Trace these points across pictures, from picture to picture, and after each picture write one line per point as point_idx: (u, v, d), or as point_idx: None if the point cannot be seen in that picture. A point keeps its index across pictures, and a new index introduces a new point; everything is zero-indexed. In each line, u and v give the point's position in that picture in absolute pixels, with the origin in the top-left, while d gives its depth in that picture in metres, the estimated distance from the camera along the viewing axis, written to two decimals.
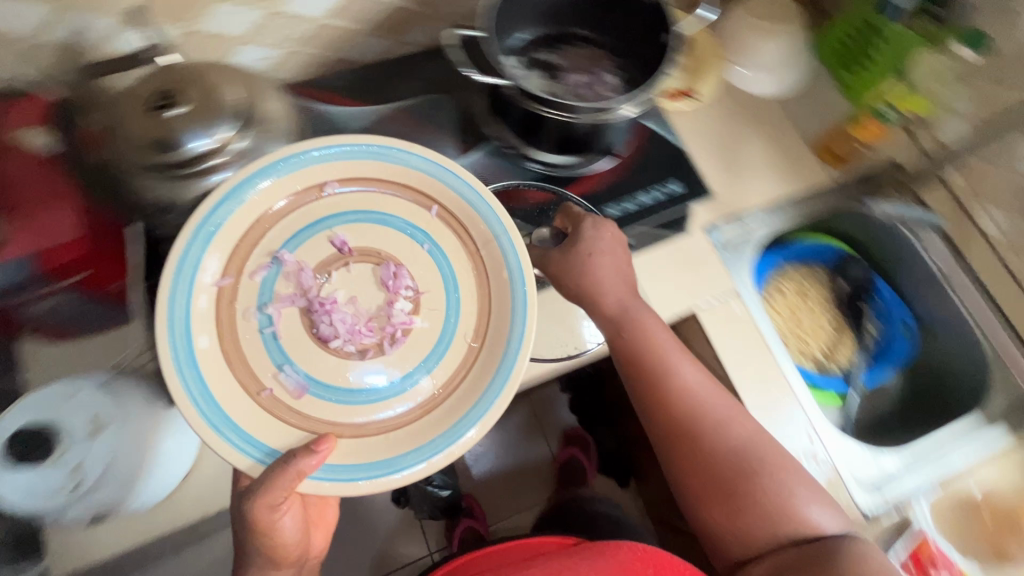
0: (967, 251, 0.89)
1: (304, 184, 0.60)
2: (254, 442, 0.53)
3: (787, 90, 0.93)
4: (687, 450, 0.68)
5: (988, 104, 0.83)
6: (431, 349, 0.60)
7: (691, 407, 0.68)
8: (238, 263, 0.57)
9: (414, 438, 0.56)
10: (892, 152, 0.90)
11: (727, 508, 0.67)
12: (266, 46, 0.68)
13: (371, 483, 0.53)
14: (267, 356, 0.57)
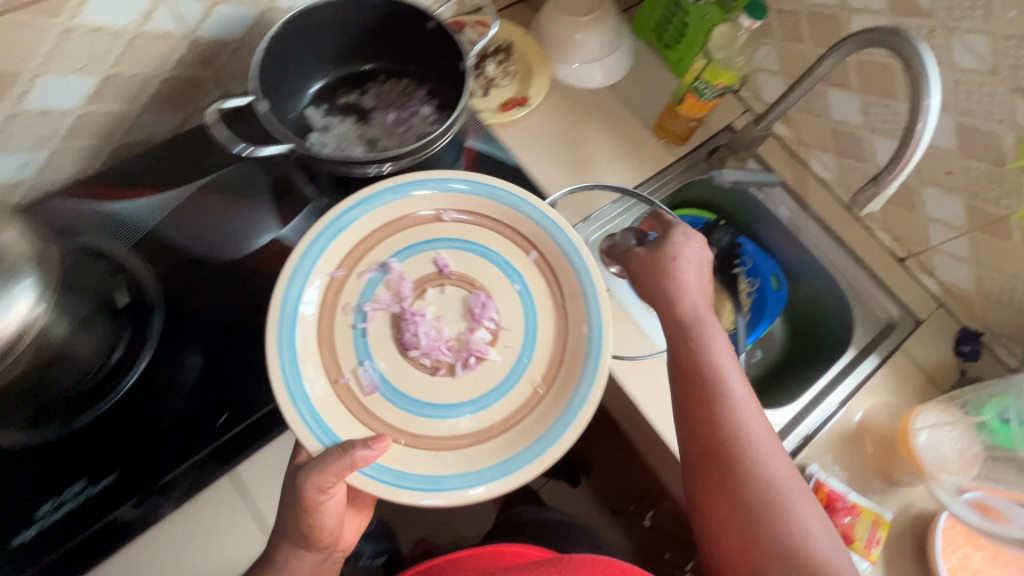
0: (808, 196, 0.92)
1: (430, 206, 0.67)
2: (323, 426, 0.56)
3: (615, 77, 0.95)
4: (717, 460, 0.59)
5: (789, 60, 0.85)
6: (501, 382, 0.63)
7: (728, 412, 0.60)
8: (352, 261, 0.63)
9: (486, 455, 0.59)
10: (725, 118, 0.93)
11: (749, 550, 0.56)
12: (23, 152, 0.62)
13: (413, 495, 0.54)
14: (353, 349, 0.61)
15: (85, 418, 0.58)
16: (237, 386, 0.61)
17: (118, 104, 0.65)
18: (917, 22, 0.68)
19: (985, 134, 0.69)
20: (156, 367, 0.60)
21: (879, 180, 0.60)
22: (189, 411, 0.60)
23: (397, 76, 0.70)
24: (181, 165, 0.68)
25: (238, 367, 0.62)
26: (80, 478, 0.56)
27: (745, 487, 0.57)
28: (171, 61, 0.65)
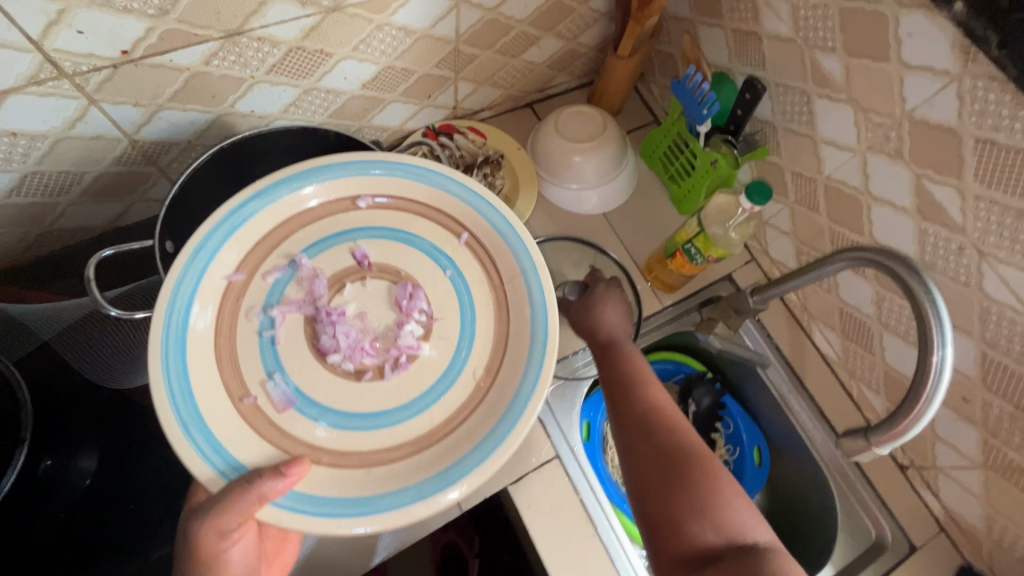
0: (805, 372, 0.81)
1: (339, 191, 0.57)
2: (222, 451, 0.48)
3: (612, 204, 0.87)
4: (647, 444, 0.58)
5: (801, 225, 0.76)
6: (430, 385, 0.54)
7: (651, 401, 0.60)
8: (253, 262, 0.54)
9: (412, 471, 0.51)
10: (729, 268, 0.85)
11: (676, 493, 0.54)
12: None
13: (346, 524, 0.47)
14: (259, 360, 0.52)
15: None
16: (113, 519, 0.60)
17: (43, 196, 0.60)
18: (944, 233, 0.59)
19: (1012, 376, 0.58)
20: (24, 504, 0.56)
21: (869, 436, 0.50)
22: (53, 542, 0.58)
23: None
24: (126, 276, 0.67)
25: (125, 499, 0.61)
26: None
27: (672, 466, 0.56)
28: (108, 159, 0.60)
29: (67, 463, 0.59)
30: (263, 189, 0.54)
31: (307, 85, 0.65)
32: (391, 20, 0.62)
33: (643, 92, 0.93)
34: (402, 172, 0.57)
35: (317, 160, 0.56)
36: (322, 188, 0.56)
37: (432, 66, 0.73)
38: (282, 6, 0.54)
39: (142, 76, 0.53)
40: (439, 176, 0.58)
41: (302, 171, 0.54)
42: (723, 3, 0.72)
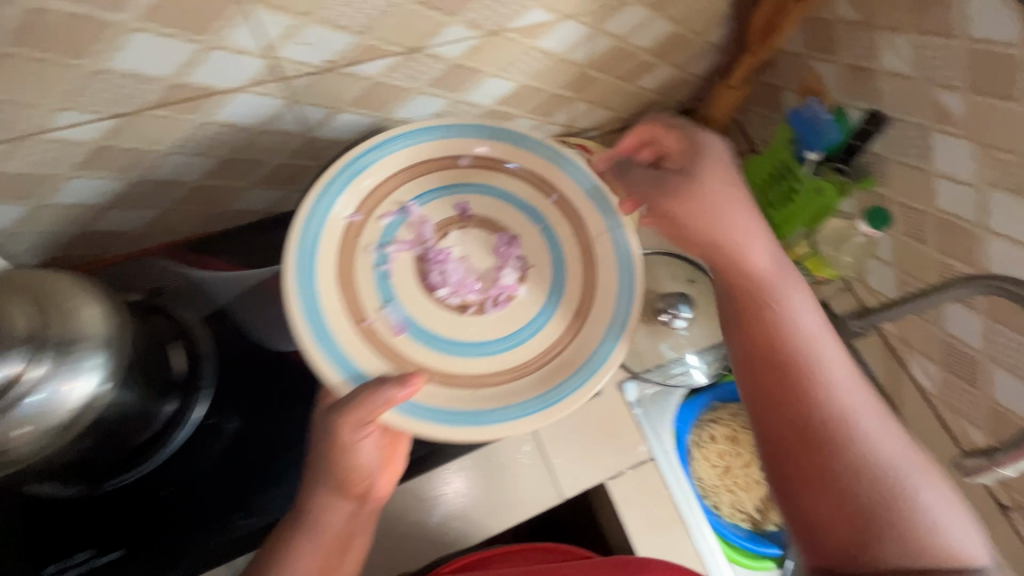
0: (902, 402, 0.82)
1: (445, 151, 0.66)
2: (347, 362, 0.55)
3: None
4: (812, 446, 0.58)
5: (905, 255, 0.78)
6: (522, 322, 0.63)
7: (818, 396, 0.58)
8: (370, 205, 0.62)
9: (506, 394, 0.58)
10: (825, 294, 0.87)
11: (833, 503, 0.56)
12: (136, 210, 0.67)
13: (459, 431, 0.54)
14: (374, 291, 0.60)
15: (113, 483, 0.57)
16: (248, 476, 0.60)
17: (228, 180, 0.69)
18: None
19: None
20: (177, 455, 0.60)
21: (993, 457, 0.52)
22: (172, 503, 0.58)
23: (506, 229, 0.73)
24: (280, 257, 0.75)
25: (259, 460, 0.61)
26: (91, 546, 0.55)
27: (839, 468, 0.56)
28: (285, 152, 0.69)
29: (215, 424, 0.62)
30: (383, 142, 0.63)
31: (454, 98, 0.73)
32: (537, 45, 0.70)
33: (742, 122, 0.97)
34: (500, 137, 0.67)
35: (425, 124, 0.65)
36: (432, 146, 0.65)
37: (559, 86, 0.80)
38: (456, 28, 0.62)
39: (334, 82, 0.62)
40: (532, 143, 0.68)
41: (417, 129, 0.64)
42: (841, 43, 0.76)
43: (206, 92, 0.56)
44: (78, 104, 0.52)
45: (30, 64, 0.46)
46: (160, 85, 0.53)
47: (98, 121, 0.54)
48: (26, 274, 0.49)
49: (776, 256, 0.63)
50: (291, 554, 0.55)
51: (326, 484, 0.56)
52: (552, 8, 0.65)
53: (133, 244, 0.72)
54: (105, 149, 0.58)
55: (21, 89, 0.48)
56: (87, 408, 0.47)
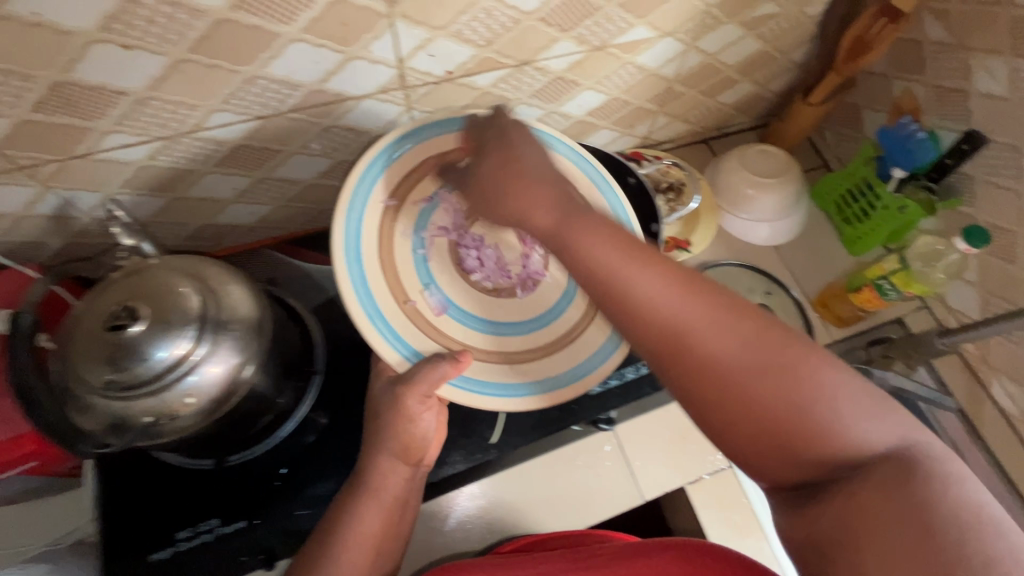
0: (982, 424, 0.80)
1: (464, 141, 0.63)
2: (403, 339, 0.56)
3: (783, 237, 0.91)
4: (714, 388, 0.43)
5: (991, 274, 0.77)
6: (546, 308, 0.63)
7: (675, 324, 0.44)
8: (403, 192, 0.60)
9: (536, 368, 0.60)
10: (901, 311, 0.86)
11: (767, 436, 0.42)
12: (253, 205, 0.72)
13: (506, 401, 0.57)
14: (415, 274, 0.59)
15: (238, 457, 0.60)
16: (350, 455, 0.63)
17: (337, 180, 0.74)
18: None
19: None
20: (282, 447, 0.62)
21: None
22: (277, 491, 0.60)
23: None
24: None
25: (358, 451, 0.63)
26: (217, 515, 0.58)
27: (771, 411, 0.42)
28: None
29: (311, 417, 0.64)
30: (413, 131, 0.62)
31: (550, 109, 0.76)
32: (634, 60, 0.73)
33: (817, 140, 0.98)
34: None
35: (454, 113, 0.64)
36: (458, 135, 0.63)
37: (645, 100, 0.83)
38: (565, 43, 0.65)
39: (449, 91, 0.66)
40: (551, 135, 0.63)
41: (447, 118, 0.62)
42: (927, 62, 0.77)
43: (339, 97, 0.61)
44: (230, 107, 0.57)
45: (202, 69, 0.51)
46: (303, 90, 0.58)
47: (243, 122, 0.59)
48: (180, 260, 0.53)
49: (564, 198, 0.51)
50: (353, 514, 0.56)
51: (391, 450, 0.58)
52: (654, 25, 0.68)
53: (244, 236, 0.77)
54: (241, 148, 0.62)
55: (188, 92, 0.53)
56: (235, 383, 0.50)
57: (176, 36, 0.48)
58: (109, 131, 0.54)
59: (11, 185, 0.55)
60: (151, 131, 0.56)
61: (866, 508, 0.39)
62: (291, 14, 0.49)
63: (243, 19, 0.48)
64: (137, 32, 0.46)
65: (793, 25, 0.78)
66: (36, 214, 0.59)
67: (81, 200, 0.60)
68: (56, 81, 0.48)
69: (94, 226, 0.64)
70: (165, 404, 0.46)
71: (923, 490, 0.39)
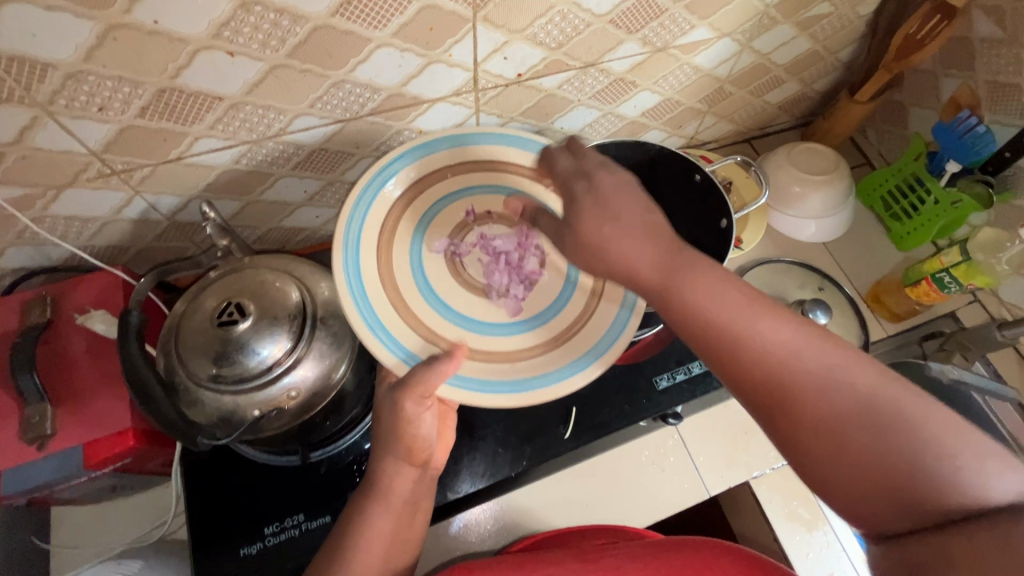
0: None
1: (457, 158, 0.62)
2: (395, 339, 0.52)
3: (829, 234, 0.90)
4: (822, 432, 0.42)
5: None
6: (544, 307, 0.59)
7: (787, 359, 0.43)
8: (392, 225, 0.58)
9: (544, 364, 0.56)
10: (952, 306, 0.86)
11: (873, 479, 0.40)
12: (322, 209, 0.73)
13: (510, 397, 0.52)
14: (414, 283, 0.57)
15: (320, 454, 0.61)
16: None
17: None
18: None
19: None
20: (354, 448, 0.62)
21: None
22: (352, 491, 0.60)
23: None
24: None
25: None
26: (301, 511, 0.59)
27: (880, 460, 0.40)
28: None
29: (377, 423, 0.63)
30: (404, 154, 0.59)
31: (607, 110, 0.77)
32: (691, 61, 0.74)
33: (859, 140, 0.99)
34: (503, 142, 0.63)
35: (439, 133, 0.61)
36: (447, 156, 0.61)
37: (697, 100, 0.84)
38: (630, 45, 0.67)
39: (516, 94, 0.67)
40: (532, 143, 0.63)
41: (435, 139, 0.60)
42: (978, 58, 0.77)
43: (415, 100, 0.62)
44: (315, 110, 0.58)
45: (295, 74, 0.53)
46: (383, 94, 0.60)
47: (325, 126, 0.61)
48: (273, 259, 0.54)
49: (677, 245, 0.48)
50: (381, 520, 0.53)
51: (394, 453, 0.53)
52: (715, 26, 0.69)
53: (309, 239, 0.78)
54: (318, 151, 0.64)
55: (278, 97, 0.55)
56: (332, 378, 0.51)
57: (277, 41, 0.49)
58: (201, 135, 0.55)
59: (104, 190, 0.57)
60: (239, 135, 0.57)
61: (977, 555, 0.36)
62: (384, 20, 0.51)
63: (340, 25, 0.50)
64: (242, 39, 0.48)
65: (844, 24, 0.80)
66: (123, 218, 0.61)
67: (165, 204, 0.62)
68: (162, 87, 0.49)
69: (174, 229, 0.66)
70: (269, 397, 0.48)
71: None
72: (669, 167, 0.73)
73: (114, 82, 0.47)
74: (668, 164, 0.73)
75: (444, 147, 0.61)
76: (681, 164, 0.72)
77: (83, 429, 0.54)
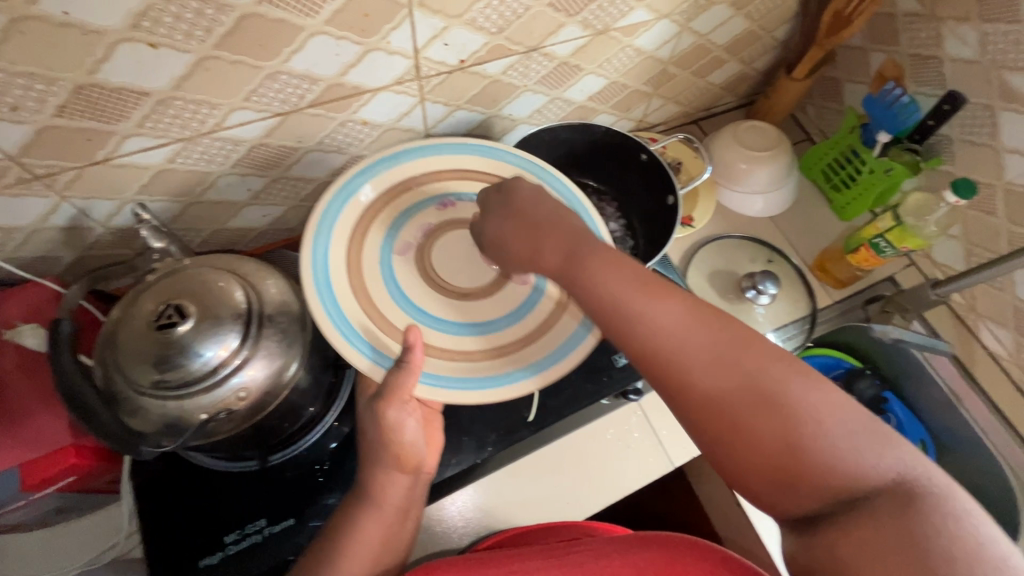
0: (974, 367, 0.85)
1: (423, 171, 0.60)
2: (366, 343, 0.51)
3: (778, 207, 0.94)
4: (710, 412, 0.42)
5: (975, 228, 0.82)
6: (521, 303, 0.58)
7: (674, 347, 0.44)
8: (358, 235, 0.56)
9: (520, 357, 0.55)
10: (892, 270, 0.90)
11: (768, 466, 0.41)
12: (268, 207, 0.71)
13: (484, 394, 0.51)
14: (386, 292, 0.55)
15: (280, 457, 0.59)
16: None
17: None
18: None
19: None
20: (314, 448, 0.60)
21: None
22: (316, 492, 0.59)
23: (617, 207, 0.77)
24: None
25: None
26: (263, 516, 0.58)
27: (771, 448, 0.40)
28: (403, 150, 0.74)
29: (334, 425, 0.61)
30: (368, 168, 0.57)
31: (555, 95, 0.78)
32: (633, 43, 0.75)
33: (800, 116, 1.03)
34: (473, 151, 0.61)
35: (404, 145, 0.60)
36: (412, 168, 0.60)
37: (642, 83, 0.85)
38: (571, 28, 0.67)
39: (461, 80, 0.67)
40: (494, 149, 0.61)
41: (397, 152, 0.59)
42: (901, 33, 0.81)
43: (357, 91, 0.61)
44: (251, 103, 0.56)
45: (226, 66, 0.51)
46: (323, 84, 0.58)
47: (263, 120, 0.59)
48: (216, 258, 0.52)
49: (564, 235, 0.50)
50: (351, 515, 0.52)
51: (374, 454, 0.54)
52: (653, 8, 0.71)
53: (258, 239, 0.75)
54: (260, 147, 0.62)
55: (211, 90, 0.53)
56: (284, 377, 0.49)
57: (202, 32, 0.48)
58: (129, 134, 0.53)
59: (27, 197, 0.54)
60: (171, 132, 0.55)
61: (867, 538, 0.37)
62: (315, 7, 0.50)
63: (268, 12, 0.48)
64: (164, 29, 0.46)
65: (777, 4, 0.82)
66: (51, 226, 0.58)
67: (98, 209, 0.59)
68: (80, 83, 0.47)
69: (111, 235, 0.62)
70: (212, 402, 0.46)
71: (932, 520, 0.36)
72: (614, 145, 0.74)
73: (25, 79, 0.45)
74: (613, 142, 0.73)
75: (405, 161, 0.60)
76: (625, 140, 0.72)
77: (18, 450, 0.51)
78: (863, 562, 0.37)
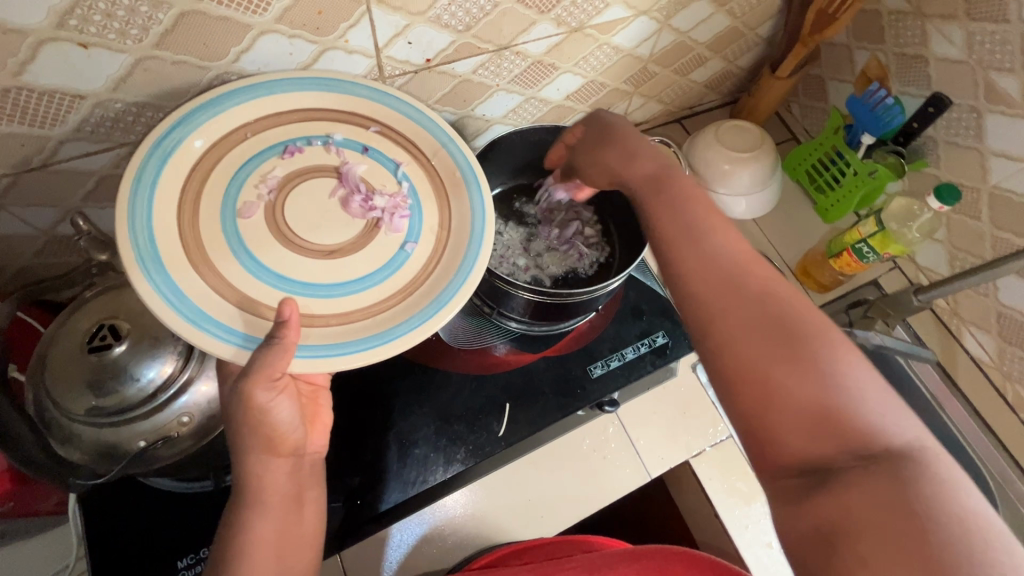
0: (956, 372, 0.84)
1: (254, 115, 0.48)
2: (216, 322, 0.40)
3: (763, 210, 0.92)
4: (750, 344, 0.42)
5: (958, 231, 0.80)
6: (393, 255, 0.47)
7: (744, 280, 0.45)
8: (192, 206, 0.44)
9: (407, 308, 0.46)
10: (875, 273, 0.89)
11: (785, 406, 0.39)
12: None
13: (364, 354, 0.42)
14: (233, 260, 0.43)
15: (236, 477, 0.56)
16: (362, 459, 0.65)
17: None
18: None
19: None
20: None
21: None
22: None
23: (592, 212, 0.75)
24: None
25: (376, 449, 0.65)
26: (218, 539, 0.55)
27: (797, 390, 0.39)
28: None
29: None
30: (187, 117, 0.45)
31: (530, 94, 0.75)
32: (610, 41, 0.72)
33: (785, 115, 1.00)
34: (317, 87, 0.50)
35: (232, 86, 0.47)
36: (244, 114, 0.47)
37: (621, 82, 0.82)
38: (544, 26, 0.64)
39: (429, 80, 0.64)
40: (342, 83, 0.50)
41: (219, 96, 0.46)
42: (886, 30, 0.79)
43: None
44: None
45: (167, 66, 0.48)
46: None
47: None
48: None
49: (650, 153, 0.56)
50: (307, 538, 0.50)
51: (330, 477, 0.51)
52: (630, 5, 0.68)
53: None
54: None
55: (153, 92, 0.49)
56: None
57: (138, 30, 0.44)
58: (66, 139, 0.50)
59: None
60: (114, 136, 0.52)
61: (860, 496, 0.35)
62: (262, 3, 0.47)
63: (211, 10, 0.45)
64: (95, 28, 0.43)
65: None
66: None
67: (38, 218, 0.55)
68: (7, 85, 0.44)
69: (56, 244, 0.59)
70: (154, 427, 0.44)
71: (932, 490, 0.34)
72: None
73: None
74: None
75: (227, 106, 0.47)
76: None
77: None
78: (858, 515, 0.35)
